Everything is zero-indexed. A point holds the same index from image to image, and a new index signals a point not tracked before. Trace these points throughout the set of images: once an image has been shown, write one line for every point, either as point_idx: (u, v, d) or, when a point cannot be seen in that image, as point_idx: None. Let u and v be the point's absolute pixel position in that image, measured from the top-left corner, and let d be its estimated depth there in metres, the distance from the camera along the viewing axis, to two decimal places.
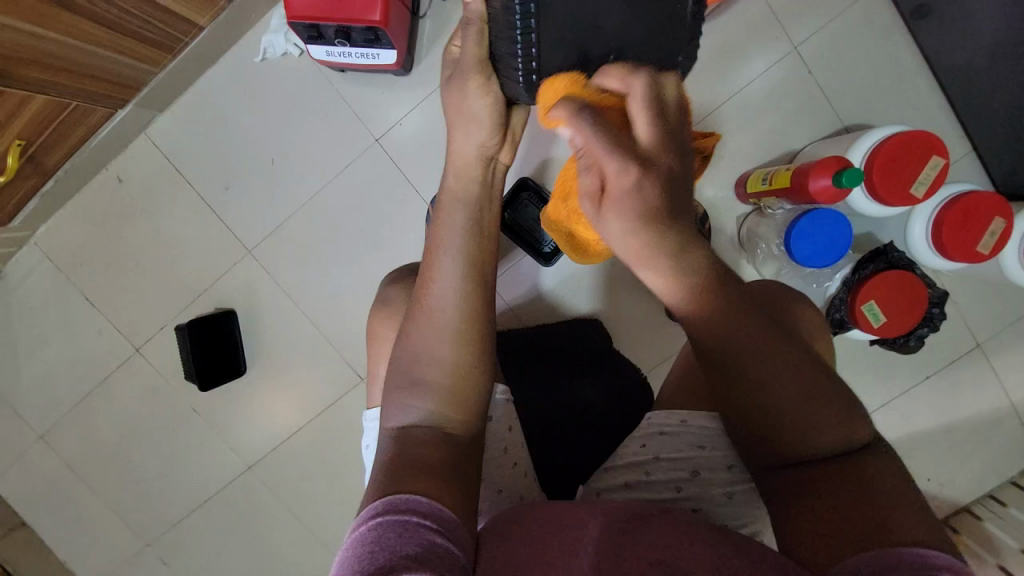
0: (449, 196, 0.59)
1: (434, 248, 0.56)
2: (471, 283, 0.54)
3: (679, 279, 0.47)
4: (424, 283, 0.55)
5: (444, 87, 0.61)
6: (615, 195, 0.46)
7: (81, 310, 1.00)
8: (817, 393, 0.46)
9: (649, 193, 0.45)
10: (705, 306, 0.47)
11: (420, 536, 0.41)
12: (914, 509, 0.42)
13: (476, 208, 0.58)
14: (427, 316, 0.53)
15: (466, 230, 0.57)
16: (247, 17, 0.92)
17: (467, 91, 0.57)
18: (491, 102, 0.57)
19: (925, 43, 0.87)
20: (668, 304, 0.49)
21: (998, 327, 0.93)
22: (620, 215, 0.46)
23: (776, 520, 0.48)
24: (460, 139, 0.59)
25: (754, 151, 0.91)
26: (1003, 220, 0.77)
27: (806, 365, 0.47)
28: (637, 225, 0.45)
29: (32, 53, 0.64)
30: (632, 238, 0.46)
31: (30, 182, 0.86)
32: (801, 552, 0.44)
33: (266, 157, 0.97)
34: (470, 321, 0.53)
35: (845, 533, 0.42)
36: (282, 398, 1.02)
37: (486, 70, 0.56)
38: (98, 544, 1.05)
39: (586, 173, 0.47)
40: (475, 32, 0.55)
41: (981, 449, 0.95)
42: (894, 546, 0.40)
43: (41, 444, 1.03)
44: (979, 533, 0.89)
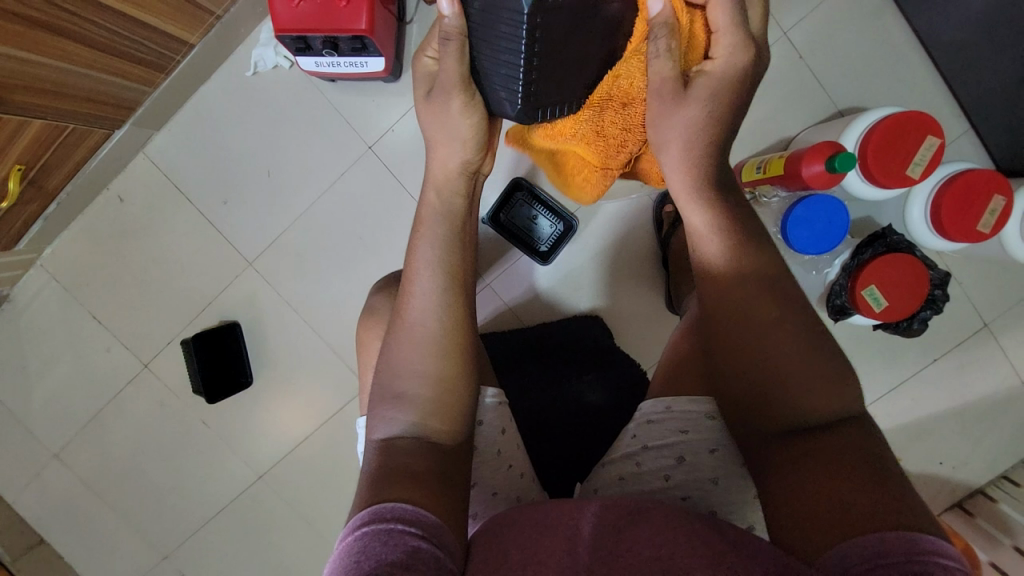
0: (427, 209, 0.59)
1: (413, 262, 0.57)
2: (451, 295, 0.55)
3: (722, 212, 0.54)
4: (403, 297, 0.56)
5: (420, 105, 0.59)
6: (707, 79, 0.53)
7: (90, 329, 1.02)
8: (796, 369, 0.48)
9: (729, 85, 0.53)
10: (740, 248, 0.52)
11: (403, 544, 0.41)
12: (898, 490, 0.42)
13: (459, 221, 0.59)
14: (408, 331, 0.54)
15: (444, 243, 0.57)
16: (237, 32, 0.93)
17: (450, 109, 0.56)
18: (476, 121, 0.56)
19: (916, 21, 0.86)
20: (702, 248, 0.54)
21: (1006, 306, 0.92)
22: (687, 108, 0.53)
23: (764, 509, 0.47)
24: (442, 155, 0.59)
25: (748, 140, 0.91)
26: (1002, 197, 0.76)
27: (794, 349, 0.49)
28: (699, 122, 0.53)
29: (25, 78, 0.66)
30: (691, 135, 0.54)
31: (34, 206, 0.88)
32: (790, 542, 0.44)
33: (262, 170, 0.98)
34: (450, 331, 0.54)
35: (831, 518, 0.42)
36: (289, 407, 1.03)
37: (470, 87, 0.54)
38: (117, 558, 1.07)
39: (664, 54, 0.52)
40: (455, 48, 0.52)
41: (994, 431, 0.93)
42: (881, 529, 0.39)
43: (57, 462, 1.05)
44: (995, 515, 0.88)
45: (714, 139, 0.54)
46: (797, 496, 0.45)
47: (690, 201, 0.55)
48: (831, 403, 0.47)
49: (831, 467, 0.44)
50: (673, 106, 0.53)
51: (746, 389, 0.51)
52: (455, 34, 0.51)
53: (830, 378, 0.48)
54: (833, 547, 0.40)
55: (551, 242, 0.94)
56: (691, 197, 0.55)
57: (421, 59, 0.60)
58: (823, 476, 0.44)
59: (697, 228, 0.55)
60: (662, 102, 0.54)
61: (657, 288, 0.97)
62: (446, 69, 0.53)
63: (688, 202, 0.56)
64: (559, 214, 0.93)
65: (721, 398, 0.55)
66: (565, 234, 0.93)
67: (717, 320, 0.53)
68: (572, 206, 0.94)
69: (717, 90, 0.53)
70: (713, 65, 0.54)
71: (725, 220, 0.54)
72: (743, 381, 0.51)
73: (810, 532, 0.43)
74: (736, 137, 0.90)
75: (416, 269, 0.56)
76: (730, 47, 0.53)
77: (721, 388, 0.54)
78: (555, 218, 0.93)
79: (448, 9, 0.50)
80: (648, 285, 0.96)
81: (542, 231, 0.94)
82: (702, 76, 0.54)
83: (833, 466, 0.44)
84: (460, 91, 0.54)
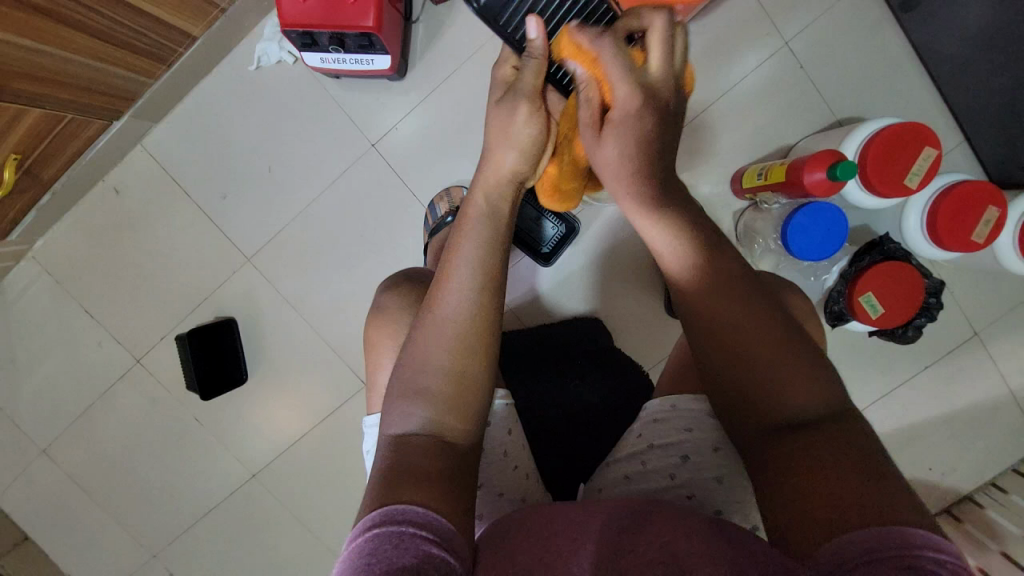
0: (474, 210, 0.58)
1: (452, 258, 0.55)
2: (487, 292, 0.53)
3: (677, 246, 0.53)
4: (436, 291, 0.54)
5: (491, 107, 0.64)
6: (618, 120, 0.56)
7: (80, 322, 1.00)
8: (772, 361, 0.48)
9: (639, 123, 0.55)
10: (701, 277, 0.52)
11: (415, 548, 0.40)
12: (892, 486, 0.41)
13: (504, 223, 0.58)
14: (438, 324, 0.52)
15: (487, 242, 0.55)
16: (242, 26, 0.93)
17: (517, 114, 0.61)
18: (534, 133, 0.61)
19: (914, 35, 0.88)
20: (672, 270, 0.54)
21: (996, 314, 0.94)
22: (617, 139, 0.55)
23: (763, 505, 0.47)
24: (496, 161, 0.60)
25: (748, 148, 0.92)
26: (997, 208, 0.78)
27: (802, 354, 0.48)
28: (629, 154, 0.55)
29: (25, 65, 0.64)
30: (630, 164, 0.55)
31: (28, 195, 0.86)
32: (784, 539, 0.43)
33: (262, 165, 0.97)
34: (479, 329, 0.52)
35: (825, 511, 0.41)
36: (283, 404, 1.02)
37: (536, 102, 0.61)
38: (103, 556, 1.05)
39: (584, 104, 0.58)
40: (535, 65, 0.61)
41: (981, 437, 0.95)
42: (876, 524, 0.39)
43: (44, 458, 1.02)
44: (981, 520, 0.89)
45: (652, 162, 0.55)
46: (796, 492, 0.44)
47: (640, 225, 0.55)
48: (819, 395, 0.47)
49: (820, 461, 0.44)
50: (594, 147, 0.58)
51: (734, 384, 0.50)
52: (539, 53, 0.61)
53: (812, 368, 0.48)
54: (824, 545, 0.40)
55: (553, 244, 0.93)
56: (639, 219, 0.55)
57: (501, 66, 0.68)
58: (819, 472, 0.43)
59: (659, 243, 0.54)
60: (588, 140, 0.59)
61: (657, 291, 0.97)
62: (525, 79, 0.62)
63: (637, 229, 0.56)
64: (562, 216, 0.92)
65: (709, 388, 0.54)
66: (567, 236, 0.93)
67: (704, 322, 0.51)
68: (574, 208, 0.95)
69: (628, 126, 0.55)
70: (618, 108, 0.55)
71: (680, 235, 0.53)
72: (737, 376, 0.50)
73: (806, 530, 0.42)
74: (737, 145, 0.92)
75: (455, 263, 0.54)
76: (627, 92, 0.54)
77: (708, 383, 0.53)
78: (558, 220, 0.93)
79: (535, 33, 0.60)
80: (649, 289, 0.97)
81: (546, 233, 0.93)
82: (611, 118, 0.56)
83: (827, 460, 0.44)
84: (528, 99, 0.61)
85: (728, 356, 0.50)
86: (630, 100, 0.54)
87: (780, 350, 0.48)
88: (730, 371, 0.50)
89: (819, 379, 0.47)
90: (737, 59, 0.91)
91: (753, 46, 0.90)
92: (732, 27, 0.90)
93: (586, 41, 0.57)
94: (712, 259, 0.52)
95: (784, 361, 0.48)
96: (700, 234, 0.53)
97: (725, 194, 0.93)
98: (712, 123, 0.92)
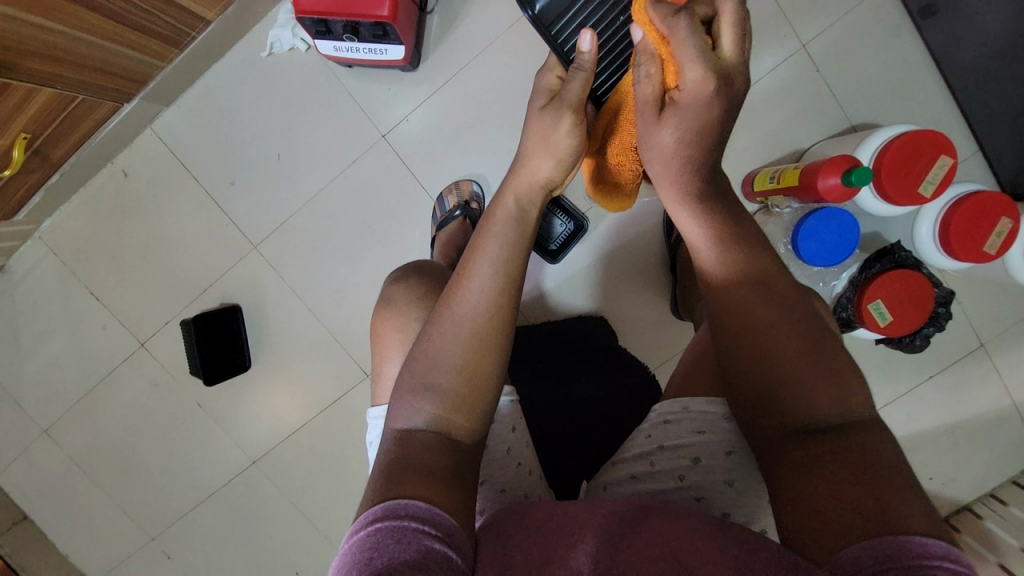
0: (502, 211, 0.57)
1: (475, 257, 0.54)
2: (506, 293, 0.53)
3: (720, 245, 0.52)
4: (456, 288, 0.53)
5: (533, 113, 0.62)
6: (683, 103, 0.54)
7: (85, 304, 1.00)
8: (789, 363, 0.47)
9: (705, 110, 0.53)
10: (740, 271, 0.51)
11: (416, 543, 0.40)
12: (909, 496, 0.41)
13: (530, 228, 0.57)
14: (457, 322, 0.51)
15: (512, 244, 0.55)
16: (255, 12, 0.92)
17: (561, 123, 0.60)
18: (573, 143, 0.60)
19: (933, 42, 0.87)
20: (704, 260, 0.53)
21: (1002, 327, 0.93)
22: (679, 122, 0.54)
23: (776, 507, 0.47)
24: (532, 165, 0.60)
25: (760, 151, 0.91)
26: (1010, 220, 0.77)
27: (831, 359, 0.47)
28: (688, 141, 0.54)
29: (39, 45, 0.64)
30: (687, 150, 0.54)
31: (37, 175, 0.86)
32: (797, 542, 0.43)
33: (271, 153, 0.97)
34: (495, 329, 0.52)
35: (843, 519, 0.41)
36: (286, 393, 1.02)
37: (580, 115, 0.60)
38: (102, 538, 1.05)
39: (645, 79, 0.56)
40: (583, 76, 0.60)
41: (983, 448, 0.95)
42: (896, 534, 0.38)
43: (46, 438, 1.03)
44: (979, 531, 0.89)
45: (707, 151, 0.54)
46: (805, 496, 0.44)
47: (681, 208, 0.56)
48: (834, 400, 0.46)
49: (831, 467, 0.44)
50: (650, 127, 0.56)
51: (753, 386, 0.49)
52: (587, 65, 0.60)
53: (831, 373, 0.47)
54: (844, 549, 0.39)
55: (561, 241, 0.94)
56: (682, 202, 0.55)
57: (546, 75, 0.65)
58: (829, 478, 0.43)
59: (694, 237, 0.54)
60: (646, 120, 0.56)
61: (663, 292, 0.97)
62: (571, 89, 0.60)
63: (680, 211, 0.56)
64: (571, 213, 0.92)
65: (730, 392, 0.53)
66: (575, 234, 0.93)
67: (733, 322, 0.50)
68: (584, 206, 0.94)
69: (693, 113, 0.53)
70: (684, 93, 0.53)
71: (719, 221, 0.53)
72: (757, 376, 0.49)
73: (815, 536, 0.42)
74: (750, 148, 0.91)
75: (477, 263, 0.54)
76: (699, 77, 0.52)
77: (727, 386, 0.53)
78: (567, 217, 0.93)
79: (587, 47, 0.59)
80: (655, 290, 0.97)
81: (554, 230, 0.93)
82: (676, 100, 0.54)
83: (839, 468, 0.44)
84: (573, 111, 0.60)
85: (750, 355, 0.49)
86: (700, 84, 0.52)
87: (815, 357, 0.47)
88: (753, 373, 0.49)
89: (835, 385, 0.47)
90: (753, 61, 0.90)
91: (770, 48, 0.89)
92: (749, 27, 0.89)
93: (663, 14, 0.53)
94: (750, 262, 0.51)
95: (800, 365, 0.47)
96: (740, 234, 0.53)
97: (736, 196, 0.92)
98: None
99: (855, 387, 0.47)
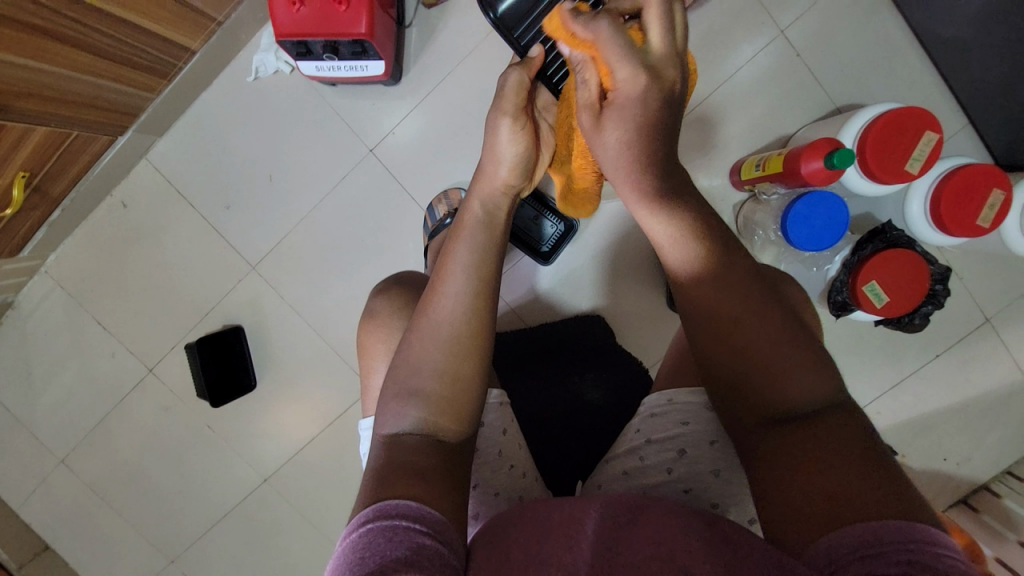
0: (469, 217, 0.59)
1: (447, 263, 0.55)
2: (481, 295, 0.53)
3: (686, 243, 0.52)
4: (430, 295, 0.54)
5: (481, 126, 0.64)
6: (618, 104, 0.51)
7: (93, 334, 1.02)
8: (761, 348, 0.48)
9: (643, 107, 0.50)
10: (704, 268, 0.51)
11: (408, 540, 0.40)
12: (893, 480, 0.41)
13: (499, 229, 0.58)
14: (432, 327, 0.52)
15: (483, 247, 0.56)
16: (238, 39, 0.94)
17: (500, 132, 0.60)
18: (520, 148, 0.61)
19: (911, 18, 0.87)
20: (670, 259, 0.53)
21: (1007, 300, 0.92)
22: (619, 126, 0.51)
23: (758, 496, 0.46)
24: (496, 167, 0.61)
25: (746, 140, 0.91)
26: (1002, 191, 0.76)
27: (806, 346, 0.48)
28: (633, 142, 0.51)
29: (30, 86, 0.66)
30: (632, 153, 0.51)
31: (38, 211, 0.89)
32: (782, 534, 0.43)
33: (263, 175, 0.99)
34: (472, 332, 0.52)
35: (826, 507, 0.41)
36: (293, 410, 1.03)
37: (522, 118, 0.61)
38: (123, 562, 1.07)
39: (584, 87, 0.54)
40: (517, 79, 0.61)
41: (997, 425, 0.93)
42: (871, 519, 0.38)
43: (63, 467, 1.05)
44: (999, 510, 0.88)
45: (654, 150, 0.51)
46: (793, 481, 0.44)
47: (643, 208, 0.53)
48: (814, 384, 0.46)
49: (813, 454, 0.43)
50: (596, 136, 0.54)
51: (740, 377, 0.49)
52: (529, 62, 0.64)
53: (809, 359, 0.47)
54: (823, 538, 0.39)
55: (553, 243, 0.94)
56: (643, 205, 0.53)
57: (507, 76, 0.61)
58: (820, 467, 0.43)
59: (658, 235, 0.54)
60: (589, 127, 0.54)
61: (658, 286, 0.97)
62: (505, 93, 0.61)
63: (645, 211, 0.53)
64: (561, 214, 0.93)
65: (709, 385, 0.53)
66: (566, 235, 0.93)
67: (710, 315, 0.50)
68: None
69: (629, 110, 0.50)
70: (619, 90, 0.51)
71: (682, 226, 0.52)
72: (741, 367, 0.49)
73: (804, 522, 0.41)
74: (734, 137, 0.91)
75: (449, 269, 0.55)
76: (629, 71, 0.49)
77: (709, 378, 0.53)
78: (557, 218, 0.93)
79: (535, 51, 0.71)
80: (650, 285, 0.97)
81: (545, 232, 0.93)
82: (611, 101, 0.51)
83: (822, 453, 0.43)
84: (513, 116, 0.60)
85: (725, 344, 0.49)
86: (633, 80, 0.49)
87: (789, 345, 0.47)
88: (725, 357, 0.50)
89: (817, 371, 0.47)
90: (731, 50, 0.90)
91: (747, 37, 0.89)
92: (725, 18, 0.89)
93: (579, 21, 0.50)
94: (716, 251, 0.52)
95: (769, 348, 0.47)
96: (705, 224, 0.52)
97: (724, 187, 0.92)
98: (708, 115, 0.91)
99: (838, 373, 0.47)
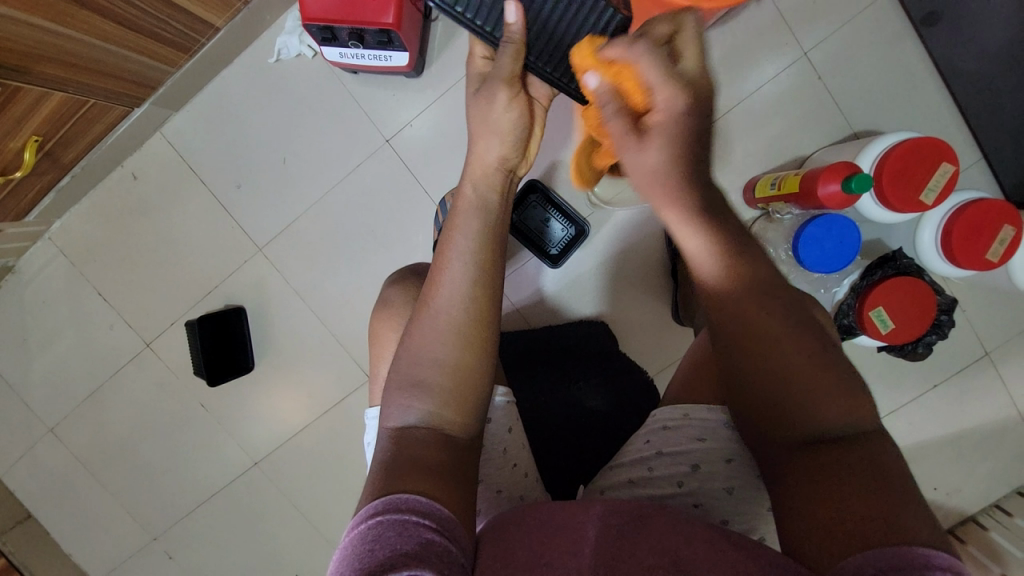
0: (463, 202, 0.57)
1: (445, 251, 0.54)
2: (480, 285, 0.53)
3: (724, 267, 0.49)
4: (432, 285, 0.54)
5: (470, 97, 0.61)
6: (659, 122, 0.50)
7: (92, 304, 1.02)
8: (790, 364, 0.47)
9: (683, 125, 0.49)
10: (743, 299, 0.49)
11: (417, 536, 0.40)
12: (912, 506, 0.41)
13: (494, 212, 0.57)
14: (433, 319, 0.52)
15: (479, 234, 0.55)
16: (264, 19, 0.94)
17: (496, 101, 0.58)
18: (517, 115, 0.58)
19: (935, 50, 0.87)
20: (707, 284, 0.50)
21: (1008, 335, 0.93)
22: (663, 142, 0.49)
23: (777, 516, 0.47)
24: (482, 148, 0.58)
25: (763, 158, 0.92)
26: (1013, 227, 0.77)
27: (835, 370, 0.47)
28: (677, 156, 0.49)
29: (54, 51, 0.66)
30: (675, 173, 0.49)
31: (48, 177, 0.88)
32: (800, 552, 0.43)
33: (277, 156, 0.98)
34: (476, 325, 0.52)
35: (850, 531, 0.41)
36: (289, 395, 1.02)
37: (515, 84, 0.58)
38: (105, 538, 1.06)
39: (614, 113, 0.52)
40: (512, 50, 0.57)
41: (988, 459, 0.94)
42: (906, 545, 0.38)
43: (51, 436, 1.04)
44: (984, 542, 0.88)
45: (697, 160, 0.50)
46: (806, 502, 0.44)
47: (683, 227, 0.50)
48: (840, 407, 0.46)
49: (838, 477, 0.43)
50: (637, 156, 0.51)
51: (766, 390, 0.48)
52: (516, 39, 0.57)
53: (836, 381, 0.46)
54: (848, 558, 0.39)
55: (562, 246, 0.94)
56: (688, 224, 0.50)
57: (473, 60, 0.64)
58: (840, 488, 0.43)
59: (703, 259, 0.50)
60: (628, 149, 0.51)
61: (664, 297, 0.97)
62: (501, 63, 0.58)
63: (686, 233, 0.50)
64: (572, 218, 0.93)
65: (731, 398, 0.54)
66: (576, 239, 0.93)
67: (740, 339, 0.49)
68: (585, 211, 0.94)
69: (670, 129, 0.49)
70: (656, 109, 0.50)
71: (723, 257, 0.49)
72: (765, 383, 0.48)
73: (824, 543, 0.41)
74: (752, 154, 0.92)
75: (448, 259, 0.54)
76: (666, 94, 0.49)
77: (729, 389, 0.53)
78: (568, 221, 0.94)
79: (514, 17, 0.56)
80: (655, 295, 0.97)
81: (554, 234, 0.94)
82: (651, 121, 0.50)
83: (843, 477, 0.43)
84: (506, 84, 0.58)
85: (755, 362, 0.48)
86: (672, 97, 0.49)
87: (819, 365, 0.46)
88: (755, 369, 0.48)
89: (844, 394, 0.46)
90: (755, 68, 0.90)
91: (771, 56, 0.90)
92: (750, 35, 0.90)
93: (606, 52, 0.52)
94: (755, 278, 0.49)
95: (798, 365, 0.47)
96: (745, 241, 0.51)
97: (737, 203, 0.92)
98: (726, 131, 0.92)
99: (863, 400, 0.46)
